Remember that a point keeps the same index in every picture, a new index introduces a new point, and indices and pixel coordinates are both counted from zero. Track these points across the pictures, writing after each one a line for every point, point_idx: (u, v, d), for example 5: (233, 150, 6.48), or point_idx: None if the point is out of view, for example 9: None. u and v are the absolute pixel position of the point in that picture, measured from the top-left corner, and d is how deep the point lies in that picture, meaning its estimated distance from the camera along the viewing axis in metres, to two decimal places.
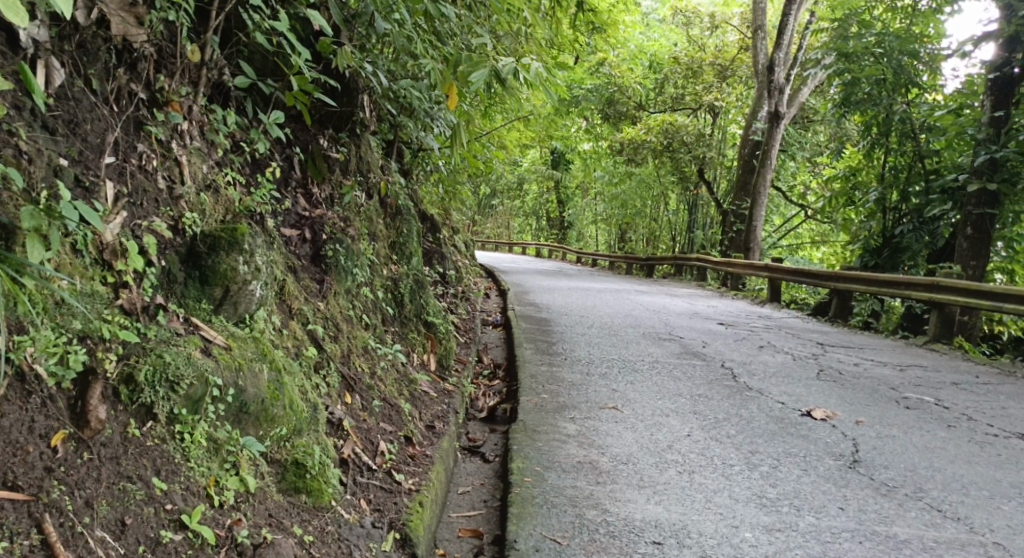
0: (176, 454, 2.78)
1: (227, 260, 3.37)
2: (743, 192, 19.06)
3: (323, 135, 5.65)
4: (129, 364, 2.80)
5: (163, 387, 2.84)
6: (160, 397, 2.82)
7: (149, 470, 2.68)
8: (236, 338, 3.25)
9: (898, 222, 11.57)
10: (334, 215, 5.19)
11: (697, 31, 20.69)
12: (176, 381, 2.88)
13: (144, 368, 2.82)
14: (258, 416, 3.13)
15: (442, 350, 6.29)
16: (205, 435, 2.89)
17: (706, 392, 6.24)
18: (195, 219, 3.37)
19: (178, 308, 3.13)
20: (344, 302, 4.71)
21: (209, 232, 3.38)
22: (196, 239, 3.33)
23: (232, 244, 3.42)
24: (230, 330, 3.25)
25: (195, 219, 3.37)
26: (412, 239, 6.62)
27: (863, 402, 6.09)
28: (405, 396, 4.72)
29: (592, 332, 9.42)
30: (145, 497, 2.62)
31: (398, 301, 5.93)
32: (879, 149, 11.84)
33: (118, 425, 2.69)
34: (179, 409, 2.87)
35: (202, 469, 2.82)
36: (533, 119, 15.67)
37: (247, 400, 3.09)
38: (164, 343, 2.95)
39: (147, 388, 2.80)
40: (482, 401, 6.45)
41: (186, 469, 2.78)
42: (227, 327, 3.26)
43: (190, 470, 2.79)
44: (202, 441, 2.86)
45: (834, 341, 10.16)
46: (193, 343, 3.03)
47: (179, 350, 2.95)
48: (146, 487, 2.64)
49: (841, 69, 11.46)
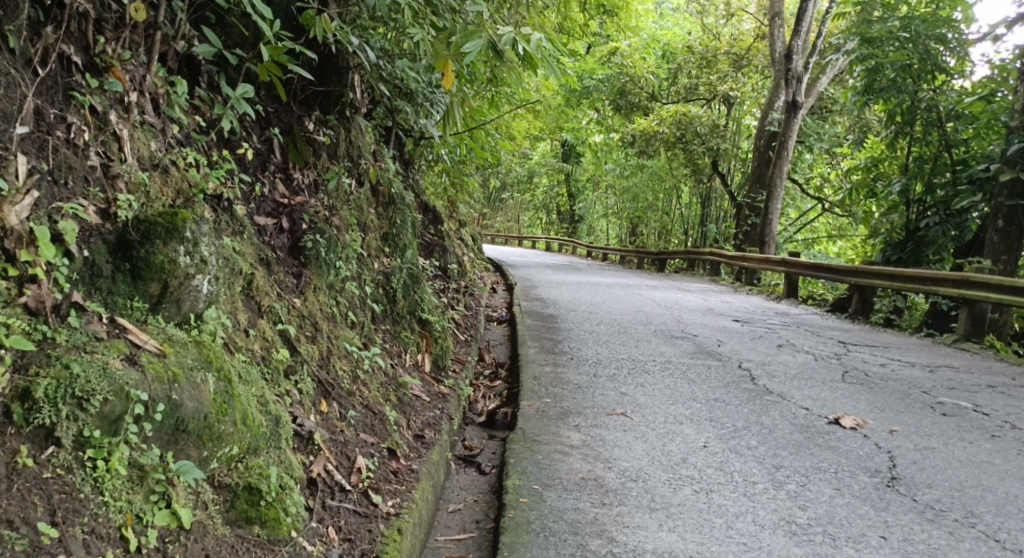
0: (84, 486, 2.40)
1: (164, 250, 2.93)
2: (758, 185, 18.53)
3: (307, 116, 5.25)
4: (26, 378, 2.43)
5: (68, 405, 2.44)
6: (63, 417, 2.42)
7: (39, 511, 2.30)
8: (175, 343, 2.81)
9: (923, 214, 11.07)
10: (318, 203, 4.78)
11: (711, 20, 20.13)
12: (86, 397, 2.47)
13: (44, 383, 2.44)
14: (200, 435, 2.71)
15: (438, 349, 5.87)
16: (125, 462, 2.49)
17: (723, 395, 5.80)
18: (129, 203, 2.96)
19: (98, 309, 2.72)
20: (326, 298, 4.30)
21: (145, 217, 2.95)
22: (128, 226, 2.91)
23: (172, 230, 2.97)
24: (168, 334, 2.82)
25: (130, 202, 2.96)
26: (407, 230, 6.15)
27: (895, 408, 5.63)
28: (392, 402, 4.30)
29: (600, 329, 8.97)
30: (28, 548, 2.23)
31: (390, 297, 5.51)
32: (903, 138, 11.35)
33: (4, 453, 2.32)
34: (91, 431, 2.47)
35: (119, 504, 2.44)
36: (541, 109, 15.20)
37: (184, 416, 2.67)
38: (76, 350, 2.56)
39: (47, 406, 2.41)
40: (482, 404, 6.03)
41: (95, 506, 2.39)
42: (164, 329, 2.84)
43: (102, 507, 2.40)
44: (120, 469, 2.47)
45: (856, 340, 9.67)
46: (115, 350, 2.62)
47: (93, 359, 2.55)
48: (32, 534, 2.25)
49: (864, 55, 10.98)
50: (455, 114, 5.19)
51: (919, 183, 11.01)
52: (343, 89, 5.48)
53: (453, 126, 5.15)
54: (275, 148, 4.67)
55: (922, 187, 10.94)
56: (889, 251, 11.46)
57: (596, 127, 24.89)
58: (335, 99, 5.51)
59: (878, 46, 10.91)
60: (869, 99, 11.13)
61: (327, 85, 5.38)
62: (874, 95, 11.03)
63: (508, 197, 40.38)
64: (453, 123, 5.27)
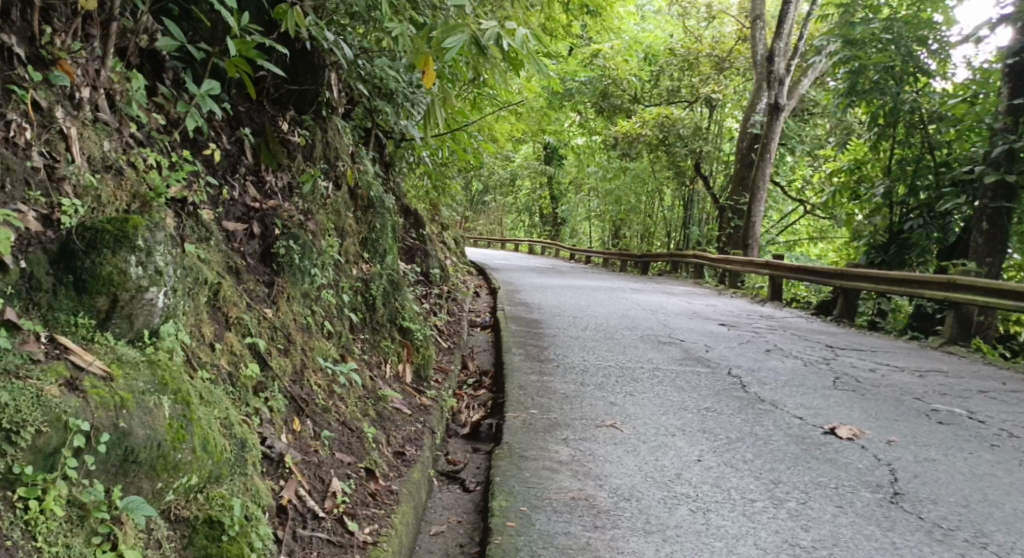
0: (14, 532, 2.16)
1: (112, 261, 2.68)
2: (741, 187, 18.41)
3: (281, 116, 5.05)
4: None
5: None
6: None
7: None
8: (125, 364, 2.58)
9: (907, 216, 10.96)
10: (292, 207, 4.55)
11: (692, 23, 20.02)
12: (17, 428, 2.23)
13: None
14: (155, 465, 2.48)
15: (420, 359, 5.64)
16: (64, 500, 2.26)
17: (713, 404, 5.61)
18: (74, 209, 2.74)
19: (36, 327, 2.50)
20: (301, 307, 4.07)
21: (90, 224, 2.72)
22: (72, 234, 2.69)
23: (121, 239, 2.72)
24: (117, 354, 2.59)
25: (76, 206, 2.77)
26: (387, 234, 5.91)
27: (889, 415, 5.46)
28: (371, 416, 4.07)
29: (586, 335, 8.77)
30: None
31: (369, 305, 5.29)
32: (886, 140, 11.24)
33: None
34: (23, 467, 2.22)
35: (56, 549, 2.20)
36: (523, 111, 14.99)
37: (134, 445, 2.43)
38: (8, 376, 2.32)
39: None
40: (465, 415, 5.81)
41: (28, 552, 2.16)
42: (113, 347, 2.61)
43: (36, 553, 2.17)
44: (57, 509, 2.23)
45: (844, 343, 9.53)
46: (53, 374, 2.39)
47: (27, 386, 2.31)
48: None
49: (847, 57, 10.83)
50: (432, 114, 4.99)
51: (902, 185, 10.89)
52: (320, 89, 5.31)
53: (433, 126, 4.95)
54: (246, 150, 4.46)
55: (906, 189, 10.82)
56: (874, 253, 11.33)
57: (578, 129, 24.73)
58: (311, 100, 5.34)
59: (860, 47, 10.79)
60: (852, 101, 11.02)
61: (302, 84, 5.19)
62: (856, 97, 10.91)
63: (491, 200, 40.14)
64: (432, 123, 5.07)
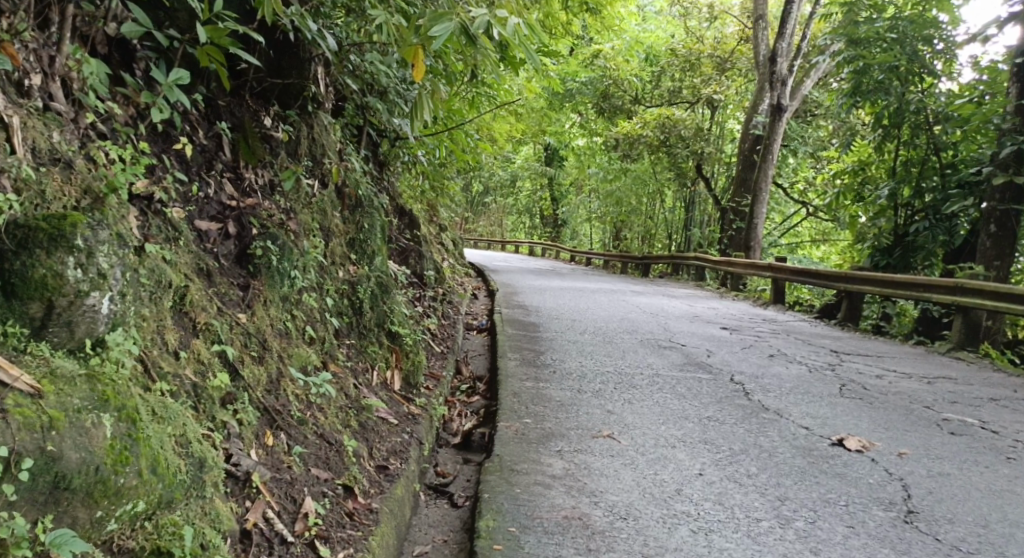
0: None
1: (47, 264, 2.46)
2: (743, 189, 18.19)
3: (263, 111, 4.82)
4: None
5: None
6: None
7: None
8: (59, 379, 2.35)
9: (912, 218, 10.72)
10: (272, 205, 4.32)
11: (694, 23, 19.81)
12: None
13: None
14: (92, 492, 2.26)
15: (409, 365, 5.41)
16: None
17: (715, 413, 5.37)
18: (9, 205, 2.52)
19: None
20: (279, 312, 3.85)
21: (24, 222, 2.50)
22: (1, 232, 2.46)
23: (56, 239, 2.49)
24: (51, 368, 2.36)
25: (12, 201, 2.55)
26: (376, 235, 5.68)
27: (899, 425, 5.23)
28: (352, 427, 3.85)
29: (584, 339, 8.54)
30: None
31: (356, 309, 5.06)
32: (891, 141, 11.00)
33: None
34: None
35: None
36: (522, 111, 14.76)
37: (64, 470, 2.22)
38: None
39: None
40: (457, 423, 5.59)
41: None
42: (47, 359, 2.39)
43: None
44: None
45: (849, 348, 9.30)
46: None
47: None
48: None
49: (852, 56, 10.63)
50: (419, 108, 4.77)
51: (908, 187, 10.65)
52: (305, 83, 5.06)
53: (420, 121, 4.72)
54: (224, 145, 4.24)
55: (911, 191, 10.58)
56: (879, 256, 11.10)
57: (578, 130, 24.49)
58: (297, 94, 5.10)
59: (865, 47, 10.57)
60: (857, 102, 10.79)
61: (286, 78, 4.95)
62: (860, 98, 10.68)
63: (492, 201, 39.91)
64: (420, 118, 4.84)
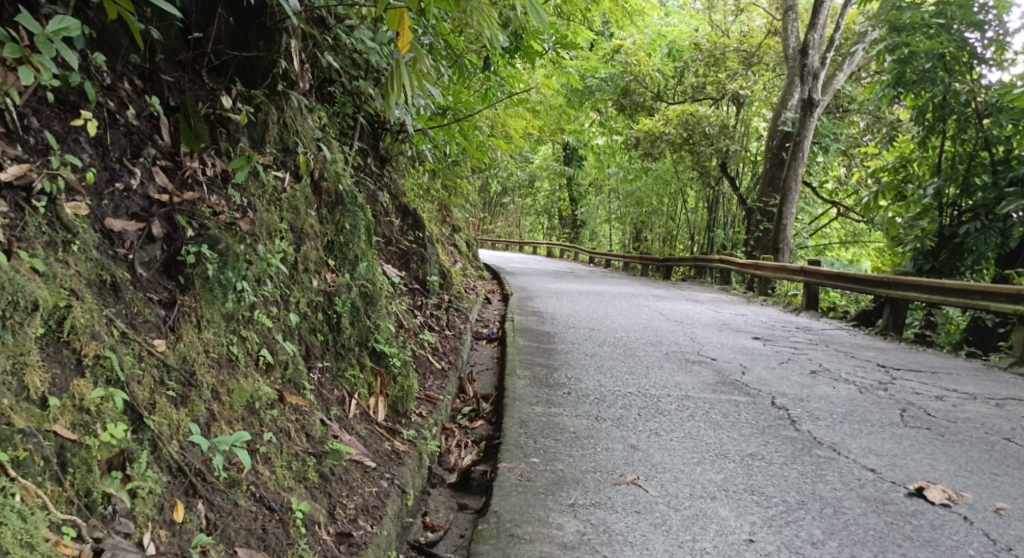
0: None
1: None
2: (770, 187, 17.27)
3: (222, 91, 4.03)
4: None
5: None
6: None
7: None
8: None
9: (960, 220, 9.67)
10: (221, 201, 3.54)
11: (719, 16, 18.93)
12: None
13: None
14: None
15: (397, 391, 4.61)
16: None
17: (759, 450, 4.53)
18: None
19: None
20: (219, 334, 3.08)
21: None
22: None
23: None
24: None
25: None
26: (361, 236, 4.84)
27: (983, 467, 4.38)
28: (308, 481, 3.07)
29: (603, 352, 7.70)
30: None
31: (329, 325, 4.26)
32: (935, 136, 10.02)
33: None
34: None
35: None
36: (538, 107, 13.93)
37: None
38: None
39: None
40: (454, 457, 4.79)
41: None
42: None
43: None
44: None
45: (898, 362, 8.41)
46: None
47: None
48: None
49: (894, 44, 9.77)
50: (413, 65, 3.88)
51: (954, 185, 9.68)
52: (273, 56, 4.33)
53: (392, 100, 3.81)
54: (160, 127, 3.46)
55: (958, 189, 9.61)
56: (920, 259, 10.05)
57: (598, 129, 23.57)
58: (264, 71, 4.35)
59: (908, 34, 9.67)
60: (899, 94, 9.89)
61: (252, 50, 4.23)
62: (903, 89, 9.79)
63: (510, 202, 38.94)
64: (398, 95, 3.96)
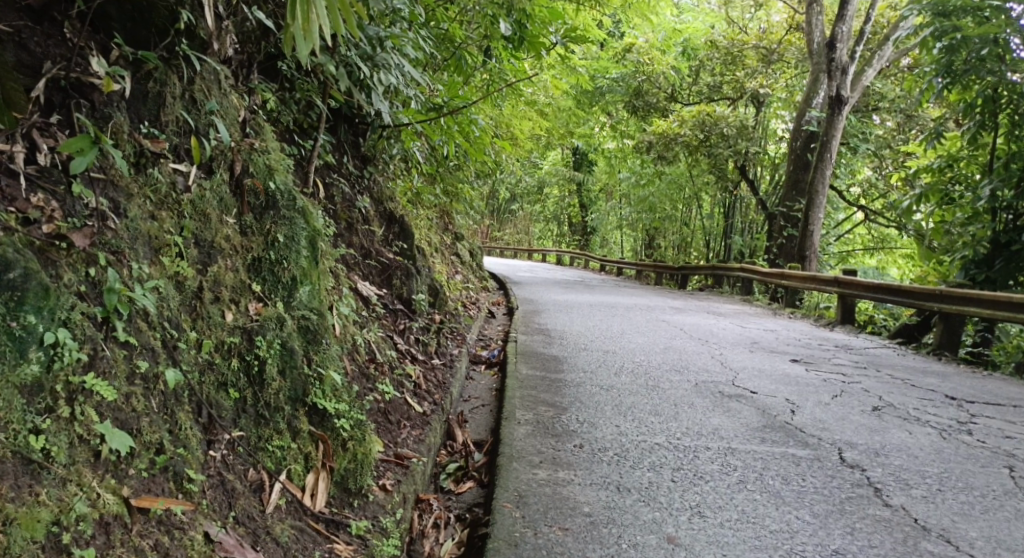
0: None
1: None
2: (795, 191, 15.95)
3: (91, 49, 2.86)
4: None
5: None
6: None
7: None
8: None
9: (1017, 225, 8.14)
10: (46, 203, 2.51)
11: (737, 13, 17.57)
12: None
13: None
14: None
15: (348, 462, 3.35)
16: None
17: (844, 546, 3.41)
18: None
19: None
20: (8, 418, 2.18)
21: None
22: None
23: None
24: None
25: None
26: (302, 247, 3.59)
27: None
28: None
29: (621, 385, 6.42)
30: None
31: (249, 377, 3.05)
32: (988, 132, 8.52)
33: None
34: None
35: None
36: (547, 107, 12.71)
37: None
38: None
39: None
40: (428, 546, 3.58)
41: None
42: None
43: None
44: None
45: (967, 392, 7.11)
46: None
47: None
48: None
49: (941, 30, 8.21)
50: None
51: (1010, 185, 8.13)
52: (171, 4, 3.13)
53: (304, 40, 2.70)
54: None
55: (1014, 190, 8.08)
56: (971, 269, 8.55)
57: (608, 132, 22.28)
58: (163, 28, 3.15)
59: (958, 18, 8.20)
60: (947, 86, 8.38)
61: None
62: (952, 82, 8.29)
63: (518, 208, 37.66)
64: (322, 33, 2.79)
